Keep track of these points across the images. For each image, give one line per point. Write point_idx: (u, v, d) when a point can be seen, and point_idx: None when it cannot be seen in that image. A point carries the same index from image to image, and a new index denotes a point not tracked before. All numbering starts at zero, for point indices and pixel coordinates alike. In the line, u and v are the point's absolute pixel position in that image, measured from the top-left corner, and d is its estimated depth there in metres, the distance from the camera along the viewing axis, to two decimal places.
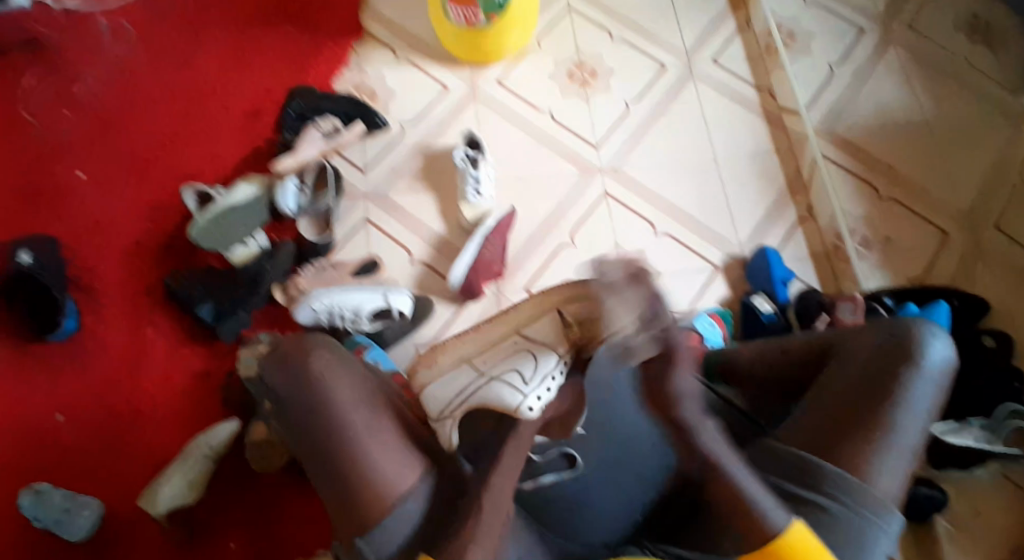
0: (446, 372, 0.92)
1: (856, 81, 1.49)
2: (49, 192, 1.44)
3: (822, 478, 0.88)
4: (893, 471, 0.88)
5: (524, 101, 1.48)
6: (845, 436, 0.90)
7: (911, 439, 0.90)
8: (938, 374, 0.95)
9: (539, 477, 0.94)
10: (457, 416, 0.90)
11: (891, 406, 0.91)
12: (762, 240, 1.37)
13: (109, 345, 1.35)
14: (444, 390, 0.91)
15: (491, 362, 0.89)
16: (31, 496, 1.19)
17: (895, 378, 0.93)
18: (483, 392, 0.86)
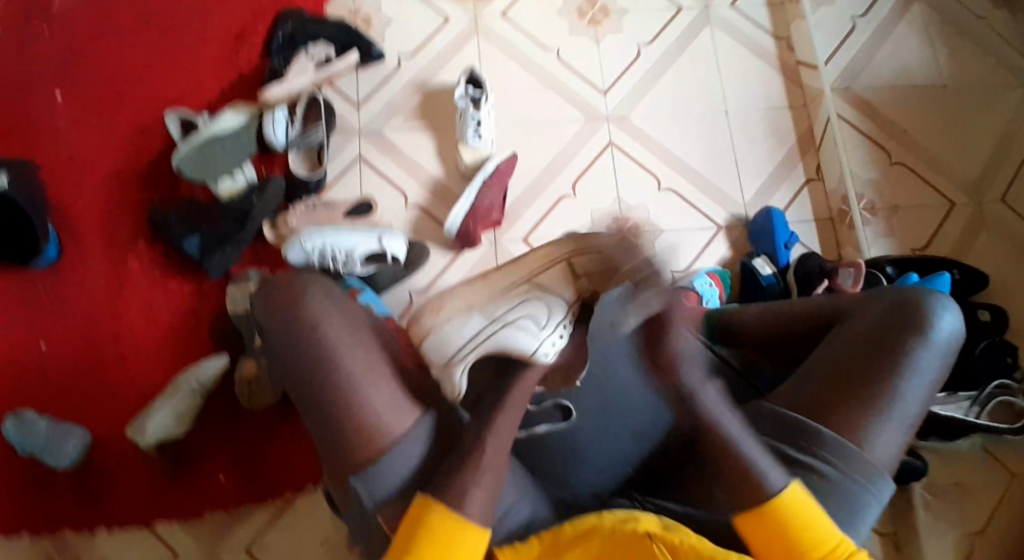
0: (453, 318, 0.97)
1: (877, 37, 1.42)
2: (25, 110, 1.36)
3: (818, 443, 0.87)
4: (890, 439, 0.88)
5: (532, 39, 1.40)
6: (847, 403, 0.88)
7: (912, 408, 0.88)
8: (946, 346, 0.92)
9: (534, 426, 0.96)
10: (467, 361, 0.93)
11: (896, 375, 0.89)
12: (768, 201, 1.33)
13: (93, 274, 1.31)
14: (456, 336, 0.95)
15: (501, 307, 0.95)
16: (15, 423, 1.17)
17: (902, 348, 0.90)
18: (499, 335, 0.93)
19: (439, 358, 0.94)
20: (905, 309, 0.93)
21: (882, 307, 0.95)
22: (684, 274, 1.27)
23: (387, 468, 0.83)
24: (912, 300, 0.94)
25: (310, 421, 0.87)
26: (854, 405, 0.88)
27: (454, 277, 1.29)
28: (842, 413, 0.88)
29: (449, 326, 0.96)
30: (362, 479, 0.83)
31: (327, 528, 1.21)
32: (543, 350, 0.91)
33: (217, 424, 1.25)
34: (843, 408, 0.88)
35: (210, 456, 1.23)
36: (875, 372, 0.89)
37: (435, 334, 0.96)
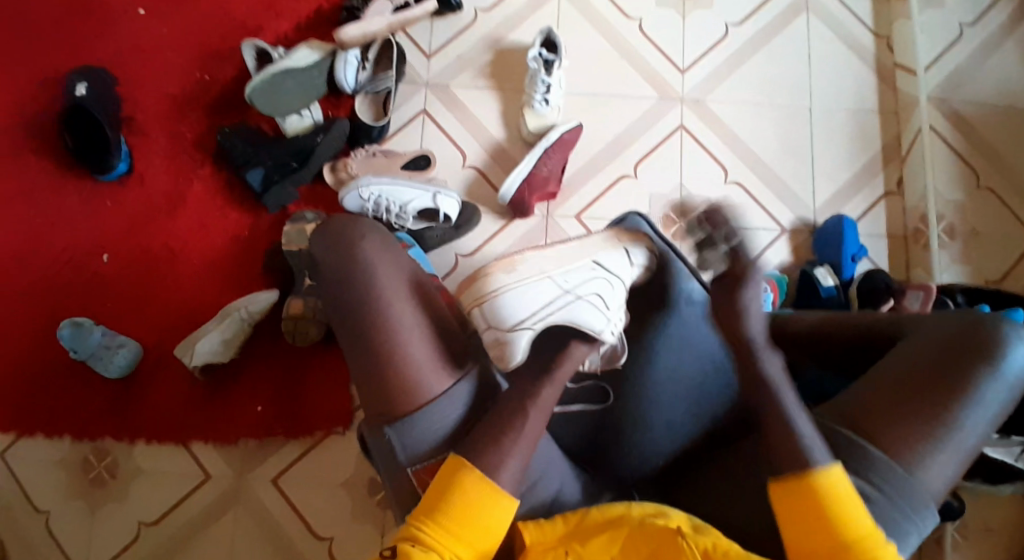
0: (525, 283, 0.93)
1: (988, 47, 1.31)
2: (110, 25, 1.39)
3: (862, 462, 0.83)
4: (941, 468, 0.82)
5: (615, 6, 1.34)
6: (898, 426, 0.83)
7: (969, 438, 0.83)
8: (1018, 376, 0.84)
9: (568, 405, 1.00)
10: (536, 328, 0.89)
11: (957, 403, 0.82)
12: (840, 209, 1.26)
13: (157, 193, 1.35)
14: (524, 302, 0.91)
15: (573, 279, 0.94)
16: (70, 329, 1.22)
17: (967, 374, 0.83)
18: (570, 309, 0.91)
19: (499, 322, 0.90)
20: (976, 330, 0.85)
21: (953, 326, 0.87)
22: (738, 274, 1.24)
23: (419, 421, 0.85)
24: (986, 321, 0.86)
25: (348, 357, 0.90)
26: (906, 430, 0.82)
27: (502, 244, 1.28)
28: (891, 436, 0.83)
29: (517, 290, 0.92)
30: (396, 429, 0.85)
31: (348, 469, 1.26)
32: (609, 330, 0.91)
33: (259, 354, 1.29)
34: (895, 431, 0.83)
35: (248, 385, 1.28)
36: (936, 397, 0.83)
37: (501, 294, 0.92)
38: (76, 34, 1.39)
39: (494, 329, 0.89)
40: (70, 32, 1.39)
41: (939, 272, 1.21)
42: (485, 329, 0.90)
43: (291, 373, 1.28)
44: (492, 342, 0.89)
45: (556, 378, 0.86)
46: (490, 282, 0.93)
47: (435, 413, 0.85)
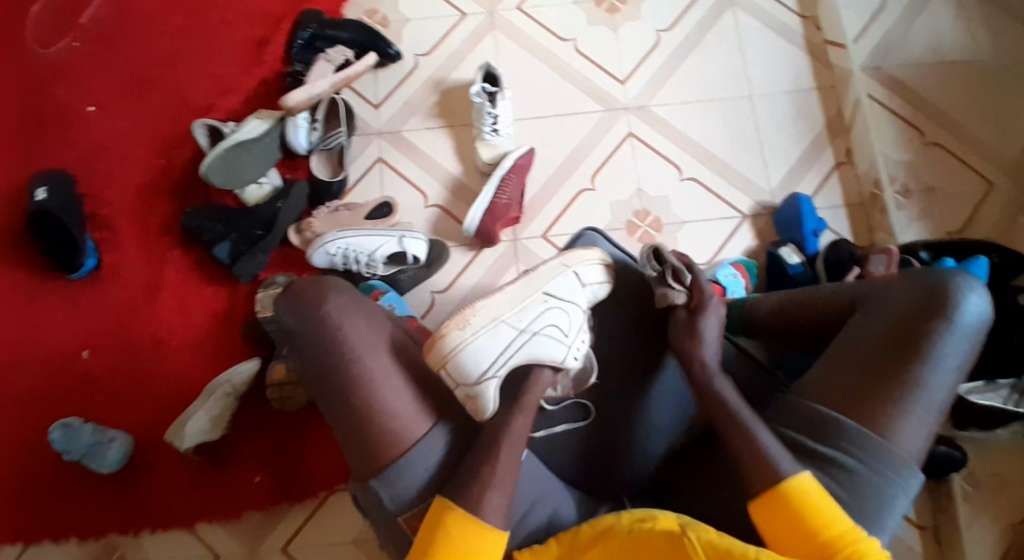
0: (482, 331, 0.95)
1: (910, 12, 1.34)
2: (57, 125, 1.38)
3: (841, 436, 0.85)
4: (918, 428, 0.85)
5: (549, 31, 1.37)
6: (869, 396, 0.86)
7: (940, 395, 0.85)
8: (976, 325, 0.87)
9: (552, 427, 1.04)
10: (501, 375, 0.94)
11: (920, 362, 0.85)
12: (795, 187, 1.30)
13: (130, 282, 1.34)
14: (484, 353, 0.94)
15: (527, 317, 0.97)
16: (60, 431, 1.20)
17: (924, 336, 0.86)
18: (530, 346, 0.96)
19: (465, 378, 0.92)
20: (926, 290, 0.89)
21: (904, 290, 0.90)
22: (709, 266, 1.27)
23: (400, 472, 0.88)
24: (936, 278, 0.89)
25: (336, 412, 0.90)
26: (877, 398, 0.85)
27: (475, 274, 1.30)
28: (863, 406, 0.85)
29: (474, 341, 0.94)
30: (382, 480, 0.88)
31: (359, 527, 1.24)
32: (571, 357, 0.99)
33: (253, 423, 1.29)
34: (867, 401, 0.86)
35: (246, 460, 1.27)
36: (898, 361, 0.86)
37: (462, 349, 0.93)
38: (23, 137, 1.38)
39: (462, 386, 0.92)
40: (17, 134, 1.38)
41: (901, 231, 1.24)
42: (453, 387, 0.92)
43: (287, 436, 1.28)
44: (464, 398, 0.92)
45: (526, 407, 0.92)
46: (451, 342, 0.93)
47: (415, 461, 0.88)
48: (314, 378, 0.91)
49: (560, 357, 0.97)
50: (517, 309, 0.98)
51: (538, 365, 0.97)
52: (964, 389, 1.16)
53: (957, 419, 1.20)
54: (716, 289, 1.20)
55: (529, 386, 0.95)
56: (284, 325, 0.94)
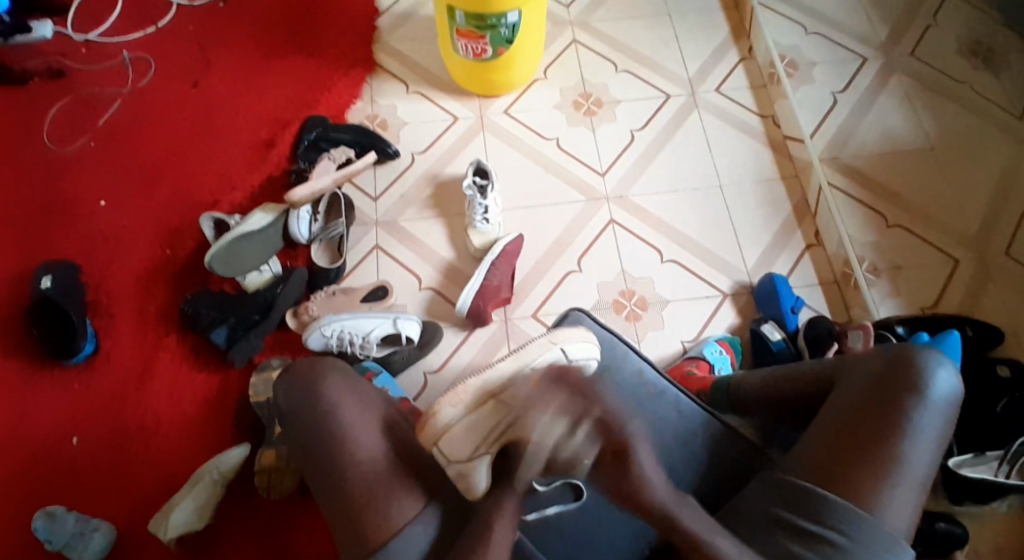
0: (472, 409, 0.97)
1: (858, 111, 1.49)
2: (67, 218, 1.45)
3: (826, 511, 0.87)
4: (902, 504, 0.87)
5: (533, 130, 1.50)
6: (851, 471, 0.88)
7: (920, 470, 0.88)
8: (947, 402, 0.91)
9: (544, 509, 1.01)
10: (492, 451, 0.94)
11: (899, 437, 0.88)
12: (770, 268, 1.37)
13: (124, 367, 1.35)
14: (474, 429, 0.95)
15: (517, 393, 0.98)
16: (44, 519, 1.16)
17: (900, 411, 0.89)
18: (519, 423, 0.95)
19: (457, 454, 0.94)
20: (898, 368, 0.92)
21: (878, 367, 0.94)
22: (695, 342, 1.31)
23: (399, 549, 0.87)
24: (907, 355, 0.93)
25: (328, 488, 0.91)
26: (860, 473, 0.87)
27: (467, 354, 1.33)
28: (848, 480, 0.87)
29: (464, 419, 0.96)
30: None
31: None
32: None
33: (240, 509, 1.26)
34: (850, 476, 0.87)
35: (233, 547, 1.23)
36: (878, 436, 0.88)
37: (453, 426, 0.96)
38: (33, 228, 1.43)
39: (455, 463, 0.94)
40: (26, 224, 1.44)
41: (876, 307, 1.30)
42: (446, 464, 0.94)
43: (273, 523, 1.25)
44: (456, 476, 0.94)
45: (518, 483, 0.93)
46: (444, 419, 0.97)
47: (412, 537, 0.88)
48: (318, 448, 0.93)
49: None
50: (506, 385, 0.99)
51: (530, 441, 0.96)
52: (954, 462, 1.15)
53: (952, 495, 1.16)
54: (702, 366, 1.26)
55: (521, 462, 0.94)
56: (282, 407, 0.98)
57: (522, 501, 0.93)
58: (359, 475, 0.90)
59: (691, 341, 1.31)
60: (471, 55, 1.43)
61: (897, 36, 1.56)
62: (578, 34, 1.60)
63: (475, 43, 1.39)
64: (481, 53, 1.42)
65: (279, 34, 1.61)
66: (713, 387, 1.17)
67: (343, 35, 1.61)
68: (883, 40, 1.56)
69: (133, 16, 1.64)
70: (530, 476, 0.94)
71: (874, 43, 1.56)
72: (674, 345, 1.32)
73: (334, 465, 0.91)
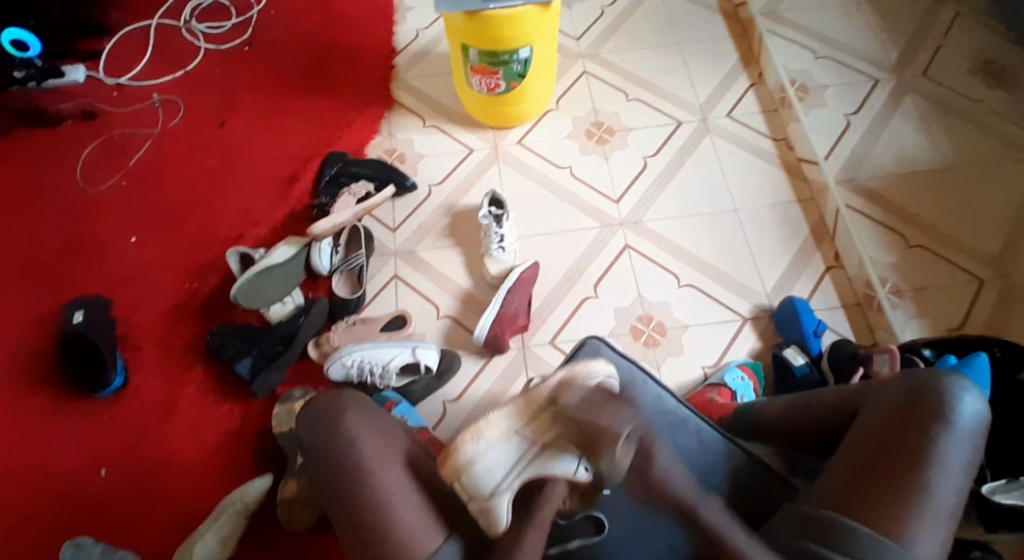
0: (496, 442, 0.93)
1: (871, 133, 1.49)
2: (99, 255, 1.49)
3: (852, 542, 0.85)
4: (930, 534, 0.85)
5: (547, 159, 1.52)
6: (876, 501, 0.86)
7: (947, 499, 0.86)
8: (972, 429, 0.89)
9: (567, 542, 1.05)
10: (513, 487, 0.92)
11: (924, 465, 0.86)
12: (790, 291, 1.37)
13: (151, 400, 1.37)
14: (498, 465, 0.93)
15: (539, 429, 0.94)
16: (70, 550, 1.19)
17: (925, 438, 0.88)
18: (544, 460, 0.93)
19: (479, 491, 0.92)
20: (921, 395, 0.91)
21: (900, 394, 0.93)
22: (715, 369, 1.31)
23: None
24: (930, 380, 0.92)
25: (353, 516, 0.91)
26: (885, 502, 0.86)
27: (485, 383, 1.34)
28: (873, 510, 0.86)
29: (488, 455, 0.92)
30: None
31: None
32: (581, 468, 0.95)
33: (263, 541, 1.27)
34: (874, 505, 0.86)
35: None
36: (903, 465, 0.87)
37: (475, 463, 0.92)
38: (66, 266, 1.48)
39: (476, 500, 0.92)
40: (60, 263, 1.49)
41: (900, 329, 1.28)
42: (468, 500, 0.92)
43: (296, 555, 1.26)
44: (478, 512, 0.92)
45: (539, 520, 0.93)
46: (463, 455, 0.93)
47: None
48: (343, 483, 0.93)
49: (572, 471, 0.94)
50: (531, 419, 0.95)
51: (553, 478, 0.94)
52: (987, 488, 1.11)
53: (985, 521, 1.12)
54: (724, 392, 1.24)
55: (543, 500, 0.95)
56: (305, 443, 0.99)
57: (544, 537, 0.93)
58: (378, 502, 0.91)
59: (709, 366, 1.31)
60: (484, 90, 1.46)
61: (909, 56, 1.56)
62: (588, 65, 1.63)
63: (489, 79, 1.43)
64: (495, 88, 1.45)
65: (300, 74, 1.66)
66: (734, 413, 1.16)
67: (361, 73, 1.66)
68: (894, 60, 1.56)
69: (162, 60, 1.71)
70: (552, 516, 0.94)
71: (885, 63, 1.56)
72: (694, 369, 1.31)
73: (355, 495, 0.92)
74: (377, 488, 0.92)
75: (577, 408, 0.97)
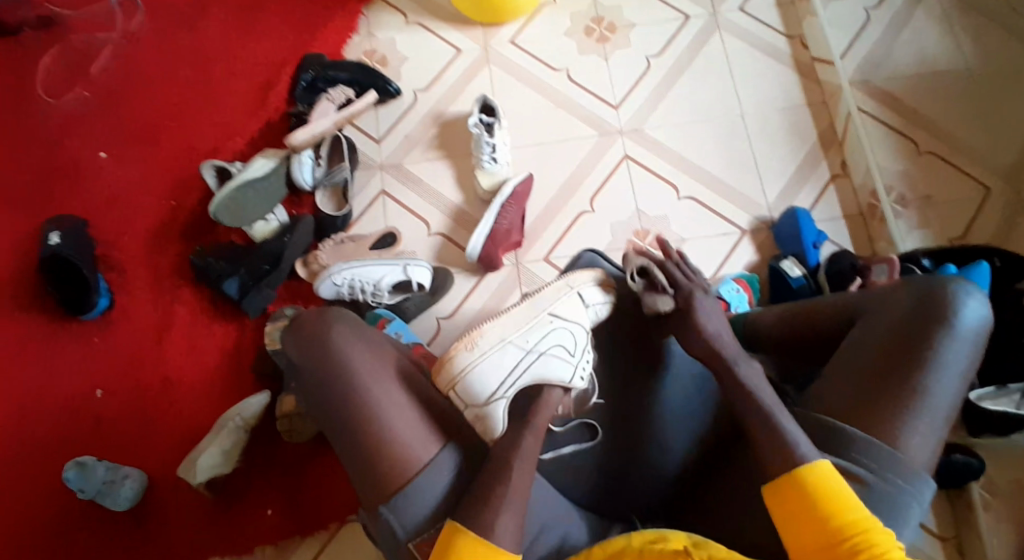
0: (491, 350, 1.00)
1: (892, 28, 1.39)
2: (69, 171, 1.41)
3: (848, 445, 0.84)
4: (925, 437, 0.84)
5: (541, 61, 1.42)
6: (874, 406, 0.85)
7: (944, 402, 0.85)
8: (974, 334, 0.87)
9: (559, 448, 1.01)
10: (509, 396, 0.97)
11: (923, 370, 0.85)
12: (793, 202, 1.32)
13: (139, 321, 1.34)
14: (491, 372, 0.98)
15: (533, 338, 1.01)
16: (75, 470, 1.16)
17: (926, 342, 0.86)
18: (537, 366, 0.99)
19: (474, 399, 0.97)
20: (924, 300, 0.89)
21: (904, 300, 0.91)
22: (712, 282, 1.28)
23: (412, 497, 0.85)
24: (932, 288, 0.90)
25: (342, 437, 0.90)
26: (880, 405, 0.85)
27: (479, 300, 1.31)
28: (870, 415, 0.85)
29: (481, 363, 0.99)
30: (390, 507, 0.85)
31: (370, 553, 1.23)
32: (576, 377, 1.00)
33: (264, 458, 1.28)
34: (873, 409, 0.85)
35: (258, 493, 1.26)
36: (901, 370, 0.86)
37: (470, 370, 0.99)
38: (36, 184, 1.41)
39: (472, 407, 0.97)
40: (29, 181, 1.41)
41: (902, 240, 1.24)
42: (464, 408, 0.97)
43: (295, 471, 1.27)
44: (473, 418, 0.96)
45: (535, 426, 0.91)
46: (459, 362, 0.99)
47: (429, 483, 0.86)
48: (335, 395, 0.90)
49: (566, 376, 0.99)
50: (523, 329, 1.02)
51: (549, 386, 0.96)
52: (975, 396, 1.13)
53: (970, 426, 1.15)
54: (719, 305, 1.23)
55: (539, 405, 0.95)
56: (293, 359, 0.95)
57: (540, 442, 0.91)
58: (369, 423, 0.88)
59: (705, 281, 1.28)
60: None
61: None
62: None
63: None
64: None
65: None
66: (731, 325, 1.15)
67: None
68: None
69: None
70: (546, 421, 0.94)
71: None
72: None
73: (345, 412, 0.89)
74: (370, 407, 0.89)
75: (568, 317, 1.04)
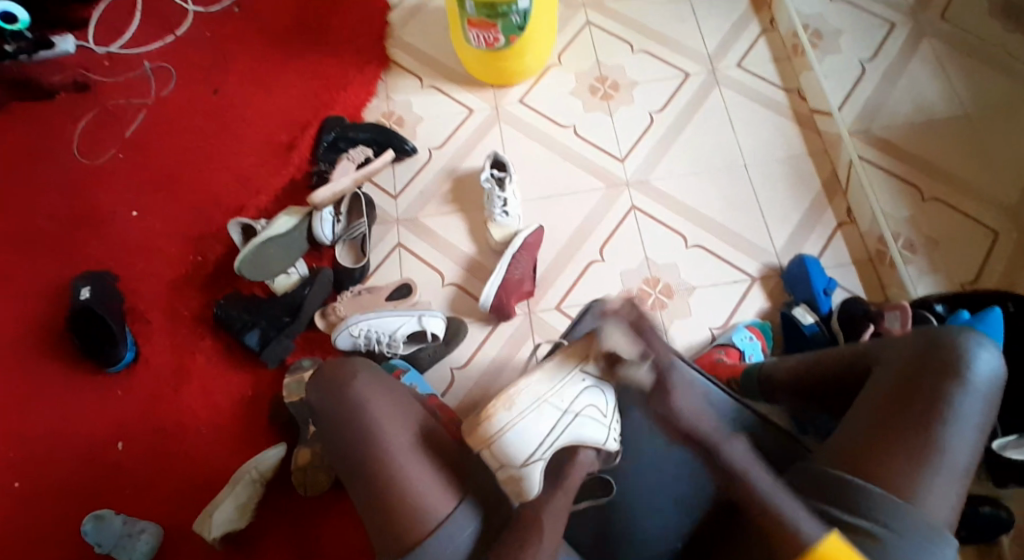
0: (527, 410, 0.89)
1: (889, 79, 1.43)
2: (101, 229, 1.48)
3: (865, 502, 0.82)
4: (943, 492, 0.82)
5: (549, 118, 1.48)
6: (889, 456, 0.83)
7: (960, 456, 0.83)
8: (987, 385, 0.85)
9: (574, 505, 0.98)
10: (546, 458, 0.90)
11: (938, 423, 0.83)
12: (800, 249, 1.34)
13: (160, 374, 1.37)
14: (530, 434, 0.89)
15: (569, 397, 0.91)
16: (92, 523, 1.19)
17: (940, 395, 0.84)
18: (574, 428, 0.91)
19: (510, 459, 0.88)
20: (936, 351, 0.87)
21: (915, 350, 0.89)
22: (723, 329, 1.29)
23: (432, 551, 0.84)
24: (944, 337, 0.88)
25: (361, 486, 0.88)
26: (896, 461, 0.83)
27: (492, 350, 1.33)
28: (886, 469, 0.83)
29: (522, 425, 0.88)
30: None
31: None
32: (609, 438, 0.95)
33: (278, 508, 1.28)
34: (888, 464, 0.83)
35: (272, 546, 1.26)
36: (915, 424, 0.84)
37: (508, 431, 0.88)
38: (69, 242, 1.47)
39: (507, 467, 0.88)
40: (62, 239, 1.47)
41: (913, 285, 1.25)
42: (498, 468, 0.88)
43: (310, 521, 1.27)
44: (507, 479, 0.88)
45: (567, 486, 0.90)
46: (498, 420, 0.88)
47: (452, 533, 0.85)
48: (355, 444, 0.89)
49: (599, 440, 0.93)
50: (558, 385, 0.91)
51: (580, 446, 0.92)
52: (998, 444, 1.09)
53: (995, 477, 1.10)
54: (732, 353, 1.23)
55: (572, 469, 0.92)
56: (315, 407, 0.94)
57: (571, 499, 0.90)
58: (389, 474, 0.87)
59: (717, 327, 1.29)
60: (483, 45, 1.40)
61: None
62: (591, 15, 1.57)
63: (487, 32, 1.37)
64: (493, 43, 1.39)
65: (293, 37, 1.61)
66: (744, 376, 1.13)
67: (356, 33, 1.60)
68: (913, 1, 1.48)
69: (152, 25, 1.67)
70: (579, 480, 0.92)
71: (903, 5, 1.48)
72: (702, 332, 1.29)
73: (365, 463, 0.88)
74: (391, 458, 0.88)
75: (601, 375, 0.94)
